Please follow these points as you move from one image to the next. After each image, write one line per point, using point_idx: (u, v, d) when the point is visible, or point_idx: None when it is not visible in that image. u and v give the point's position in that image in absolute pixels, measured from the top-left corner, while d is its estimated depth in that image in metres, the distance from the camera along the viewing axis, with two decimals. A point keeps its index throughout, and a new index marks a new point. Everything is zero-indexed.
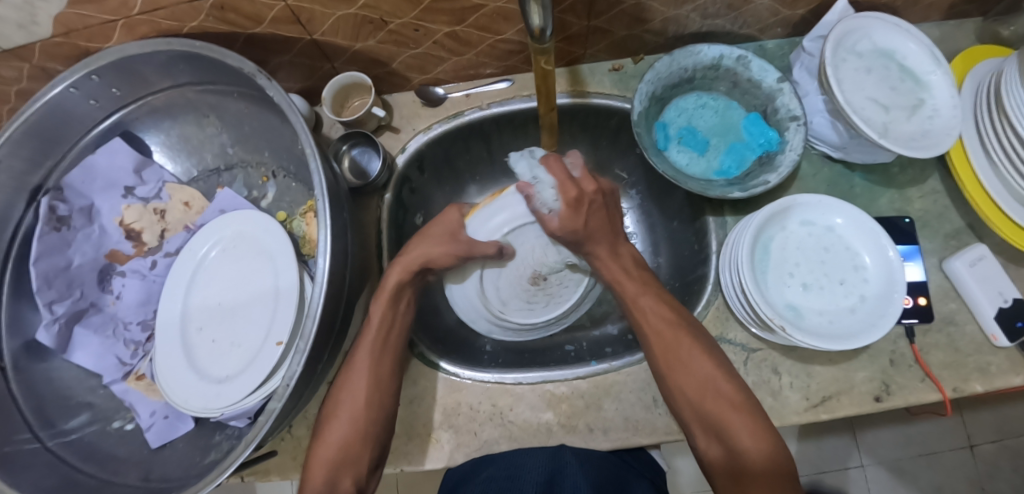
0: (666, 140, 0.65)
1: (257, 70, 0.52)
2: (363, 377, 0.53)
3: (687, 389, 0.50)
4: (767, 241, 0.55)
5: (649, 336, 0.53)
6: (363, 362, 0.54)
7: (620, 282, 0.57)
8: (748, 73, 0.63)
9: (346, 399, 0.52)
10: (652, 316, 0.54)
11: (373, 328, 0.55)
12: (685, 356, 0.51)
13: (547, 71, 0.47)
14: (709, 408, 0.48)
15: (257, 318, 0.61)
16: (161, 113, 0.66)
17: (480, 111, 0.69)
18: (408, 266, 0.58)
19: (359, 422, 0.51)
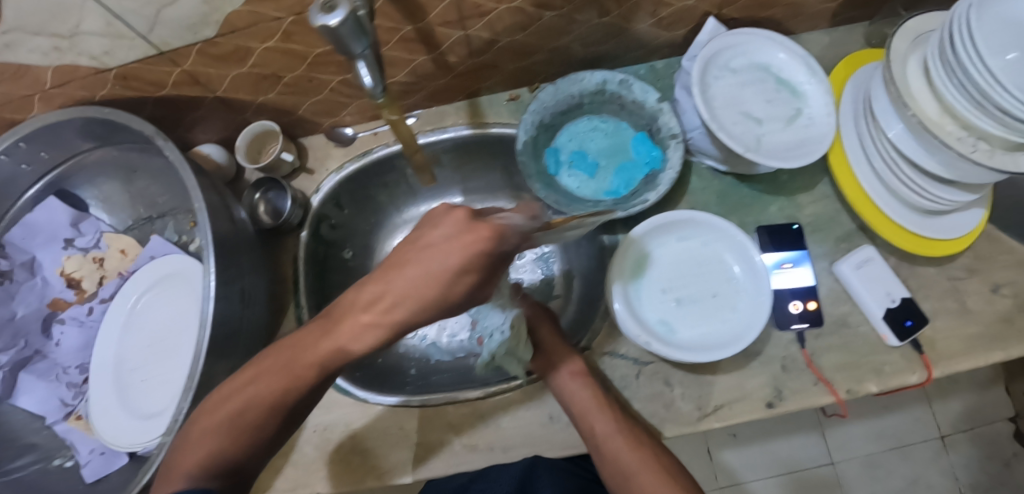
0: (557, 166, 0.68)
1: (156, 132, 0.58)
2: (257, 405, 0.40)
3: (600, 434, 0.54)
4: (641, 259, 0.58)
5: (593, 431, 0.55)
6: (255, 389, 0.40)
7: (578, 404, 0.57)
8: (632, 95, 0.66)
9: (198, 446, 0.39)
10: (570, 381, 0.58)
11: (261, 367, 0.40)
12: (589, 408, 0.56)
13: (396, 120, 0.52)
14: (602, 434, 0.54)
15: (181, 357, 0.65)
16: (92, 169, 0.71)
17: (387, 148, 0.73)
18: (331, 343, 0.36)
19: (200, 469, 0.39)
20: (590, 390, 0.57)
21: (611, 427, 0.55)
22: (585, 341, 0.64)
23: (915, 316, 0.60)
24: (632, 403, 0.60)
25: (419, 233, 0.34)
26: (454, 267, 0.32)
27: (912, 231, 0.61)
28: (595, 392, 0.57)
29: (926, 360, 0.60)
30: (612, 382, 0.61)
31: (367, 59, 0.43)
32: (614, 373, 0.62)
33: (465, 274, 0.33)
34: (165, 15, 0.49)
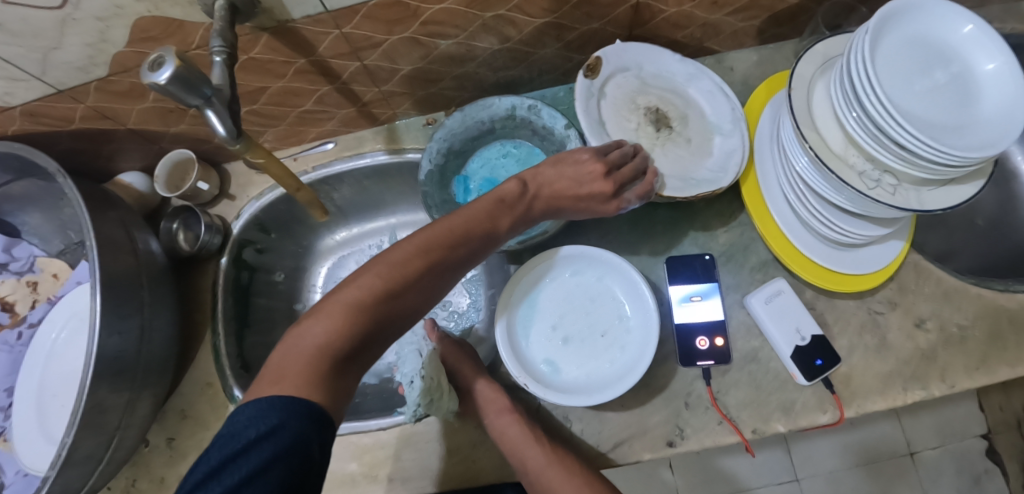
0: (466, 194, 0.67)
1: (58, 169, 0.58)
2: (364, 300, 0.42)
3: (531, 469, 0.54)
4: (533, 295, 0.57)
5: (523, 464, 0.55)
6: (370, 281, 0.43)
7: (508, 439, 0.56)
8: (541, 121, 0.64)
9: (319, 328, 0.40)
10: (499, 416, 0.57)
11: (395, 259, 0.45)
12: (518, 444, 0.55)
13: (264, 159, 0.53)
14: (533, 466, 0.54)
15: None
16: (17, 199, 0.71)
17: (305, 174, 0.72)
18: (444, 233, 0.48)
19: (319, 349, 0.39)
20: (520, 427, 0.56)
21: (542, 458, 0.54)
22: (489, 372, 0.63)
23: (825, 356, 0.58)
24: None
25: (563, 161, 0.55)
26: (578, 172, 0.53)
27: (824, 266, 0.59)
28: (523, 425, 0.57)
29: (838, 400, 0.58)
30: None
31: (219, 107, 0.43)
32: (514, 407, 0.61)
33: (597, 182, 0.53)
34: (50, 58, 0.51)
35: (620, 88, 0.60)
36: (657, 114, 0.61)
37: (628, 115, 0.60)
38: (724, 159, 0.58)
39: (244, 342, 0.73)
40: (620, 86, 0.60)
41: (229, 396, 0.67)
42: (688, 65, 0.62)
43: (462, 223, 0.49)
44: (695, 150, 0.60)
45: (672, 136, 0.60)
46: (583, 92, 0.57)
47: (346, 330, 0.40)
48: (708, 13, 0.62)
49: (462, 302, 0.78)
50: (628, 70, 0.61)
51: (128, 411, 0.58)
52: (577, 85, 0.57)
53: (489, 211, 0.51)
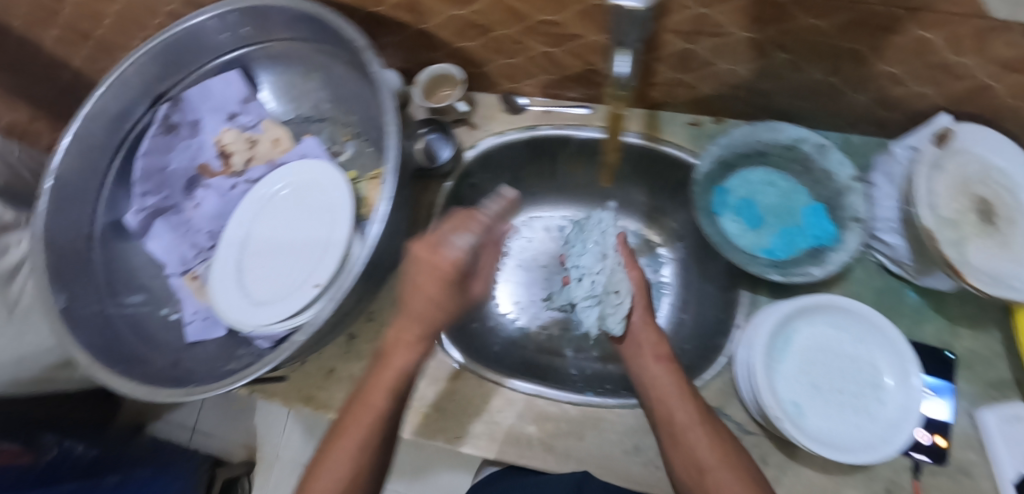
0: (722, 206, 0.65)
1: (367, 45, 0.57)
2: (349, 453, 0.49)
3: (676, 422, 0.52)
4: (790, 333, 0.55)
5: (654, 400, 0.55)
6: (359, 430, 0.49)
7: (654, 383, 0.56)
8: (823, 162, 0.62)
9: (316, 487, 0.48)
10: (655, 364, 0.58)
11: (348, 430, 0.50)
12: (670, 393, 0.54)
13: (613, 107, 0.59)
14: (669, 405, 0.54)
15: (302, 259, 0.66)
16: (277, 59, 0.73)
17: (553, 129, 0.71)
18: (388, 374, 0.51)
19: None
20: (676, 382, 0.56)
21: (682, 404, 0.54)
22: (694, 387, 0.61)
23: None
24: None
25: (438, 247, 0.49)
26: (442, 267, 0.49)
27: None
28: (677, 381, 0.56)
29: None
30: None
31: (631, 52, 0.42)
32: None
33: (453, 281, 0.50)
34: None
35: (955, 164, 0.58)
36: (983, 207, 0.58)
37: (957, 197, 0.57)
38: None
39: None
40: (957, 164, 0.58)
41: None
42: None
43: (387, 374, 0.51)
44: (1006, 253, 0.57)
45: (987, 231, 0.57)
46: (929, 158, 0.56)
47: None
48: None
49: None
50: (971, 155, 0.59)
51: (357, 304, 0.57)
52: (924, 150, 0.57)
53: (411, 347, 0.52)
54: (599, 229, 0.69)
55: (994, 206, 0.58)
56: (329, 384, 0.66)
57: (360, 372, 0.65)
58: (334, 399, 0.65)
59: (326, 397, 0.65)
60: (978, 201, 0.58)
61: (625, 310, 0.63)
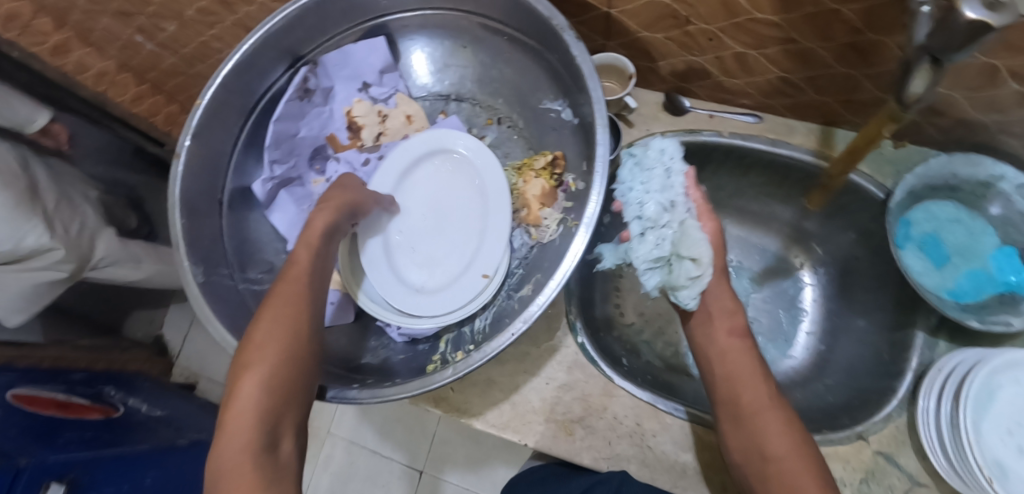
0: (907, 239, 0.60)
1: (565, 26, 0.51)
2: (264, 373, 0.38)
3: (744, 404, 0.48)
4: (994, 386, 0.51)
5: (719, 374, 0.51)
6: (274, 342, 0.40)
7: (722, 356, 0.51)
8: (1021, 205, 0.58)
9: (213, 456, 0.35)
10: (728, 337, 0.52)
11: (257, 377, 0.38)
12: (744, 374, 0.49)
13: (882, 117, 0.47)
14: (736, 384, 0.49)
15: (461, 243, 0.62)
16: (426, 29, 0.67)
17: (719, 136, 0.66)
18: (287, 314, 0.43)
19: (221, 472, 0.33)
20: (753, 365, 0.50)
21: (756, 386, 0.48)
22: (863, 429, 0.57)
23: None
24: None
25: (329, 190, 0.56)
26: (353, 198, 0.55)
27: None
28: (750, 359, 0.51)
29: None
30: (876, 486, 0.56)
31: (938, 71, 0.37)
32: (880, 479, 0.56)
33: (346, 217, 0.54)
34: None
35: None
36: None
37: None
38: None
39: (581, 275, 0.67)
40: None
41: (568, 324, 0.62)
42: None
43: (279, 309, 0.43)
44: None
45: None
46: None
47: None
48: None
49: (772, 328, 0.73)
50: None
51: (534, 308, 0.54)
52: None
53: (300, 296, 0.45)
54: (662, 167, 0.57)
55: None
56: (464, 386, 0.62)
57: (499, 377, 0.61)
58: (468, 404, 0.61)
59: (461, 400, 0.61)
60: None
61: (701, 286, 0.53)
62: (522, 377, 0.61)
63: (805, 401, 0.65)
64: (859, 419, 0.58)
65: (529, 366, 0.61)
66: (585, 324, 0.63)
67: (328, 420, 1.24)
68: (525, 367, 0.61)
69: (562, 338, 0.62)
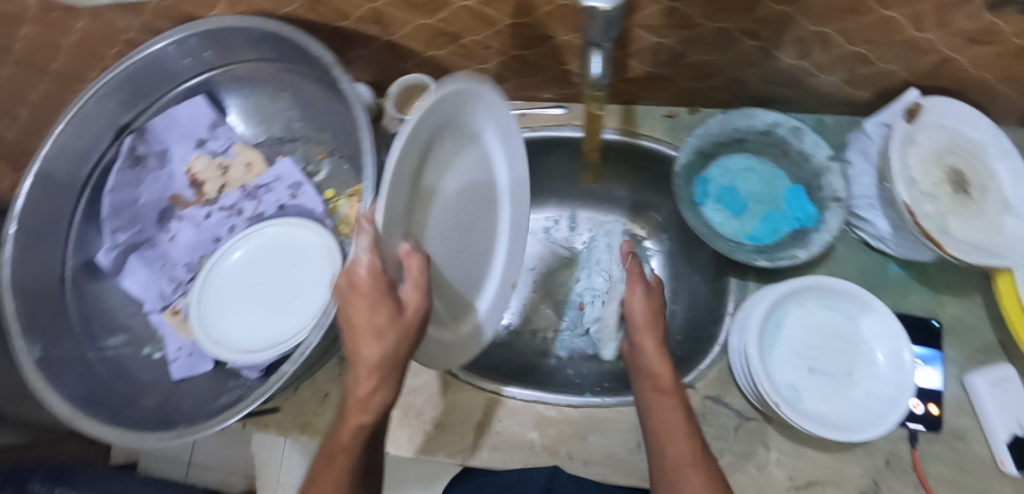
0: (704, 196, 0.66)
1: (335, 62, 0.57)
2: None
3: (668, 459, 0.47)
4: (781, 317, 0.56)
5: (653, 427, 0.49)
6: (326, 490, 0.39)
7: (653, 403, 0.51)
8: (800, 145, 0.63)
9: None
10: (674, 422, 0.48)
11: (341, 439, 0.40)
12: (689, 477, 0.45)
13: (596, 115, 0.50)
14: (668, 442, 0.47)
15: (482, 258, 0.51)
16: (243, 80, 0.71)
17: (530, 130, 0.70)
18: (362, 371, 0.37)
19: None
20: (699, 458, 0.46)
21: (684, 443, 0.47)
22: (690, 378, 0.62)
23: None
24: (725, 453, 0.58)
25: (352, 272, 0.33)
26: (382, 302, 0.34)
27: None
28: (682, 415, 0.49)
29: None
30: (709, 428, 0.59)
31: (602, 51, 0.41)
32: (712, 420, 0.60)
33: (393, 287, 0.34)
34: None
35: (935, 135, 0.60)
36: (958, 177, 0.60)
37: (932, 170, 0.59)
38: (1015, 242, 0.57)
39: None
40: (932, 137, 0.60)
41: None
42: (1004, 140, 0.60)
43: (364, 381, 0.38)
44: (987, 224, 0.59)
45: (967, 204, 0.59)
46: (901, 136, 0.57)
47: None
48: (1001, 85, 0.61)
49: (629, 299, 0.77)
50: (942, 128, 0.60)
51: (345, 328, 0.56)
52: (898, 127, 0.58)
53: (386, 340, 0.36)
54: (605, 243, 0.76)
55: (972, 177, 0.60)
56: (325, 409, 0.64)
57: None
58: (331, 424, 0.63)
59: (323, 423, 0.63)
60: (954, 173, 0.59)
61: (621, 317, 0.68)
62: None
63: None
64: (689, 370, 0.63)
65: None
66: None
67: None
68: None
69: None
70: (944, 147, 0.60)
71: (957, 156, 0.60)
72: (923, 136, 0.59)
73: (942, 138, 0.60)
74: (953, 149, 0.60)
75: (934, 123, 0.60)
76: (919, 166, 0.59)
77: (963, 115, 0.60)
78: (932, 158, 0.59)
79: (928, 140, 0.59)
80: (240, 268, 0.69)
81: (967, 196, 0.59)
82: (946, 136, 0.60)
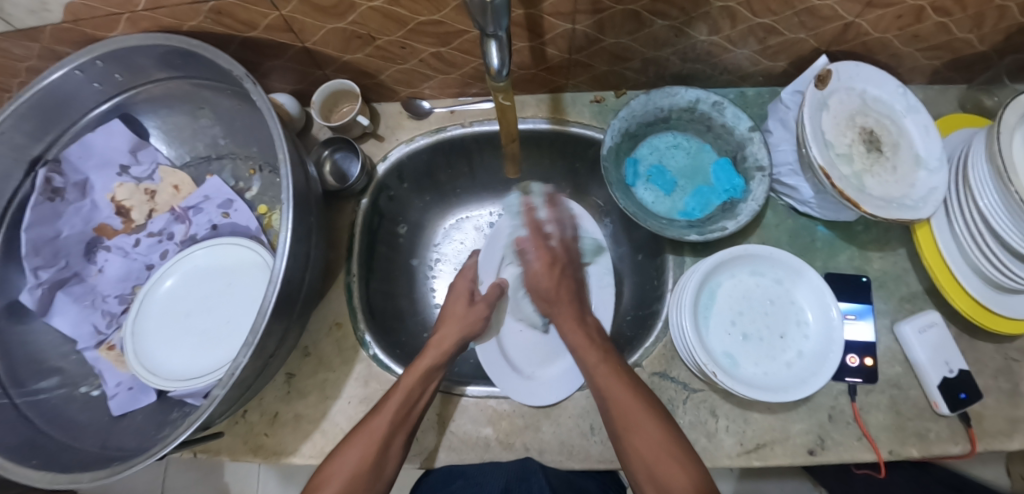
0: (635, 177, 0.68)
1: (245, 74, 0.53)
2: (380, 432, 0.53)
3: (610, 392, 0.55)
4: (713, 287, 0.58)
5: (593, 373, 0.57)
6: (381, 424, 0.53)
7: (584, 351, 0.60)
8: (722, 119, 0.64)
9: (346, 457, 0.52)
10: (609, 376, 0.56)
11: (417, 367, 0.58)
12: (639, 419, 0.52)
13: (506, 105, 0.50)
14: (602, 376, 0.56)
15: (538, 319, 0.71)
16: (160, 101, 0.69)
17: (461, 128, 0.72)
18: (445, 348, 0.61)
19: (361, 475, 0.51)
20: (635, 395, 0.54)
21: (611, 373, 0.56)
22: (636, 358, 0.63)
23: (970, 391, 0.58)
24: None
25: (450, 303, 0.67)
26: (479, 311, 0.66)
27: (986, 304, 0.58)
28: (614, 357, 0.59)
29: (972, 433, 0.59)
30: None
31: (499, 40, 0.40)
32: (660, 396, 0.61)
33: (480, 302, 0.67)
34: None
35: (848, 98, 0.61)
36: (872, 137, 0.62)
37: (846, 131, 0.61)
38: (929, 194, 0.59)
39: (371, 288, 0.71)
40: (844, 100, 0.61)
41: (360, 340, 0.65)
42: (911, 98, 0.62)
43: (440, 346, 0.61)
44: (901, 179, 0.60)
45: (883, 162, 0.61)
46: (812, 100, 0.58)
47: (357, 471, 0.51)
48: (903, 45, 0.63)
49: None
50: (853, 90, 0.62)
51: (282, 342, 0.55)
52: (809, 94, 0.59)
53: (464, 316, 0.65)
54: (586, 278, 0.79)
55: (885, 135, 0.62)
56: (276, 429, 0.62)
57: (306, 410, 0.63)
58: (283, 444, 0.61)
59: (275, 443, 0.61)
60: (868, 132, 0.61)
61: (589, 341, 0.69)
62: (327, 403, 0.63)
63: None
64: (636, 349, 0.64)
65: (332, 390, 0.63)
66: (377, 335, 0.67)
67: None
68: (328, 392, 0.63)
69: (356, 356, 0.65)
70: (856, 108, 0.62)
71: (869, 115, 0.62)
72: (835, 99, 0.61)
73: (853, 100, 0.62)
74: (864, 109, 0.62)
75: (845, 85, 0.61)
76: (832, 128, 0.60)
77: (871, 76, 0.62)
78: (845, 120, 0.61)
79: (840, 102, 0.61)
80: (175, 295, 0.68)
81: (883, 154, 0.61)
82: (856, 98, 0.62)
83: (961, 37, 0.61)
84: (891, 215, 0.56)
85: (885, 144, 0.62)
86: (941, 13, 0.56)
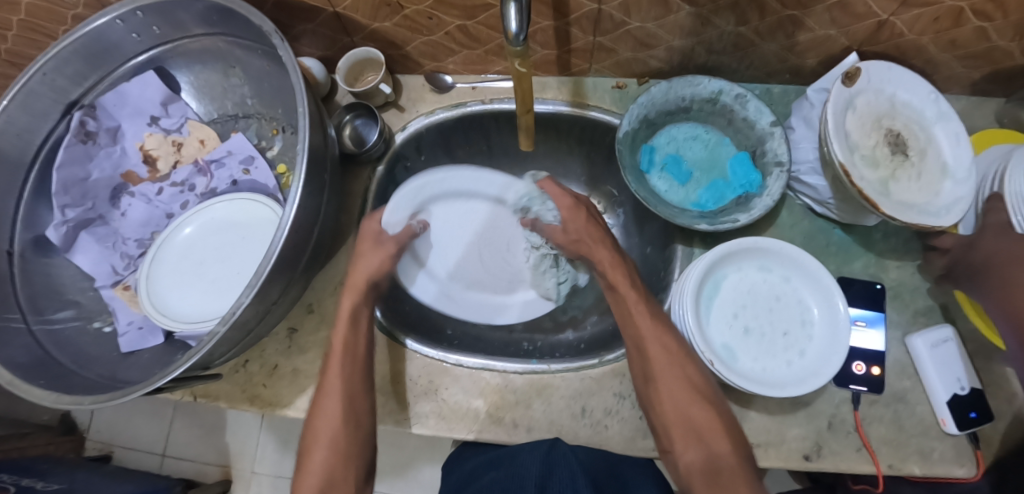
0: (650, 164, 0.68)
1: (274, 30, 0.54)
2: (337, 389, 0.53)
3: (647, 346, 0.53)
4: (718, 279, 0.57)
5: (631, 325, 0.55)
6: (335, 382, 0.54)
7: (617, 286, 0.58)
8: (743, 113, 0.63)
9: (321, 424, 0.52)
10: (647, 322, 0.54)
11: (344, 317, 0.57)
12: (667, 373, 0.51)
13: (523, 74, 0.49)
14: (639, 329, 0.54)
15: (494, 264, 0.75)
16: (193, 56, 0.72)
17: (481, 104, 0.73)
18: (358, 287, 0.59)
19: (342, 432, 0.52)
20: (671, 350, 0.52)
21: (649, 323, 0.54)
22: None
23: (981, 410, 0.56)
24: None
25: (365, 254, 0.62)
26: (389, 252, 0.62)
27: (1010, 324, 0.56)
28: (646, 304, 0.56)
29: (979, 457, 0.56)
30: None
31: (518, 2, 0.40)
32: None
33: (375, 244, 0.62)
34: None
35: (875, 99, 0.60)
36: (898, 141, 0.60)
37: (870, 132, 0.59)
38: (952, 202, 0.57)
39: None
40: (871, 101, 0.60)
41: None
42: (943, 105, 0.60)
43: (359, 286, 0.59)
44: (925, 186, 0.58)
45: (907, 167, 0.59)
46: (838, 99, 0.57)
47: (338, 432, 0.52)
48: (940, 51, 0.62)
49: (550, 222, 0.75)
50: (883, 92, 0.60)
51: (284, 293, 0.56)
52: (834, 91, 0.58)
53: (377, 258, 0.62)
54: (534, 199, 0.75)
55: (911, 142, 0.60)
56: (274, 381, 0.63)
57: (304, 365, 0.64)
58: (279, 396, 0.63)
59: (271, 394, 0.63)
60: (894, 136, 0.59)
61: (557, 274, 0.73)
62: None
63: (602, 330, 0.72)
64: None
65: None
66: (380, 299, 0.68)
67: (250, 458, 1.15)
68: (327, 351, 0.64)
69: None
70: (884, 111, 0.60)
71: (897, 118, 0.60)
72: (862, 100, 0.59)
73: (880, 102, 0.60)
74: (892, 112, 0.60)
75: (875, 86, 0.60)
76: (856, 129, 0.59)
77: (903, 80, 0.60)
78: (871, 122, 0.59)
79: (869, 103, 0.59)
80: (192, 243, 0.70)
81: (909, 160, 0.59)
82: (885, 100, 0.60)
83: (1002, 45, 0.59)
84: (911, 219, 0.54)
85: (910, 150, 0.60)
86: (983, 18, 0.54)
